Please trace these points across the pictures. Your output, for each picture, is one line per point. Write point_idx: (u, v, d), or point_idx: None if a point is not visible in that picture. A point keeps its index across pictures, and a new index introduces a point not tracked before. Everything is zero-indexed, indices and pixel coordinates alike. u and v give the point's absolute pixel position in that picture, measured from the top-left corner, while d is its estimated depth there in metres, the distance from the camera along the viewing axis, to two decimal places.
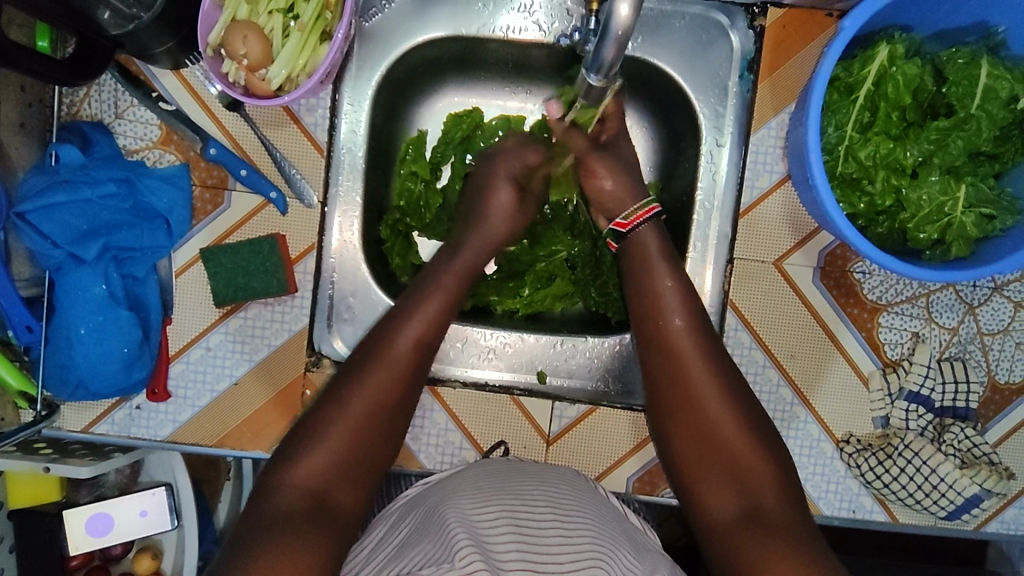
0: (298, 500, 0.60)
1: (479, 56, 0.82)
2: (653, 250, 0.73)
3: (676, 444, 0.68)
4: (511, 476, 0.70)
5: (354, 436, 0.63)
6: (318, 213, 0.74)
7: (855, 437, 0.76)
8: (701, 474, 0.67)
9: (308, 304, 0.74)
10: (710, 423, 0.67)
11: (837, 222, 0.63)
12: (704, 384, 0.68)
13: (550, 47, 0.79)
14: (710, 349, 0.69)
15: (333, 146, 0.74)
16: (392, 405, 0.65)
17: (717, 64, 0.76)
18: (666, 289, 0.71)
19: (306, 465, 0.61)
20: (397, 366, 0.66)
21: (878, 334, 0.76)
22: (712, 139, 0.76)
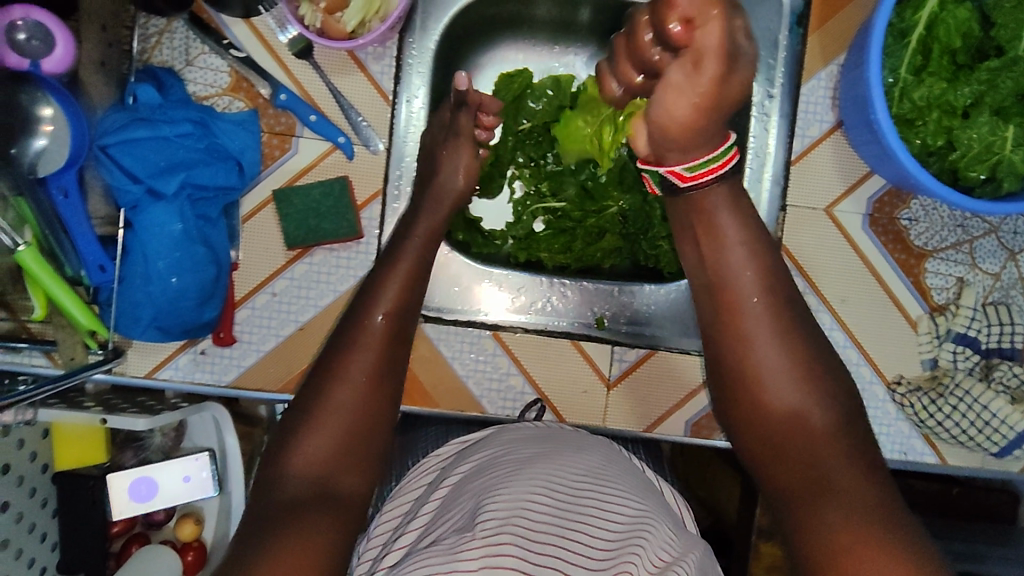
0: (307, 486, 0.59)
1: (531, 15, 0.86)
2: (723, 218, 0.69)
3: (735, 413, 0.68)
4: (551, 441, 0.65)
5: (352, 416, 0.62)
6: (383, 159, 0.75)
7: (906, 379, 0.79)
8: (753, 426, 0.66)
9: (374, 249, 0.74)
10: (760, 380, 0.66)
11: (891, 143, 0.68)
12: (757, 351, 0.66)
13: (604, 7, 0.83)
14: (782, 330, 0.67)
15: (397, 95, 0.76)
16: (381, 382, 0.64)
17: (767, 17, 0.79)
18: (733, 267, 0.69)
19: (310, 450, 0.60)
20: (372, 342, 0.65)
21: (925, 279, 0.79)
22: (763, 90, 0.79)
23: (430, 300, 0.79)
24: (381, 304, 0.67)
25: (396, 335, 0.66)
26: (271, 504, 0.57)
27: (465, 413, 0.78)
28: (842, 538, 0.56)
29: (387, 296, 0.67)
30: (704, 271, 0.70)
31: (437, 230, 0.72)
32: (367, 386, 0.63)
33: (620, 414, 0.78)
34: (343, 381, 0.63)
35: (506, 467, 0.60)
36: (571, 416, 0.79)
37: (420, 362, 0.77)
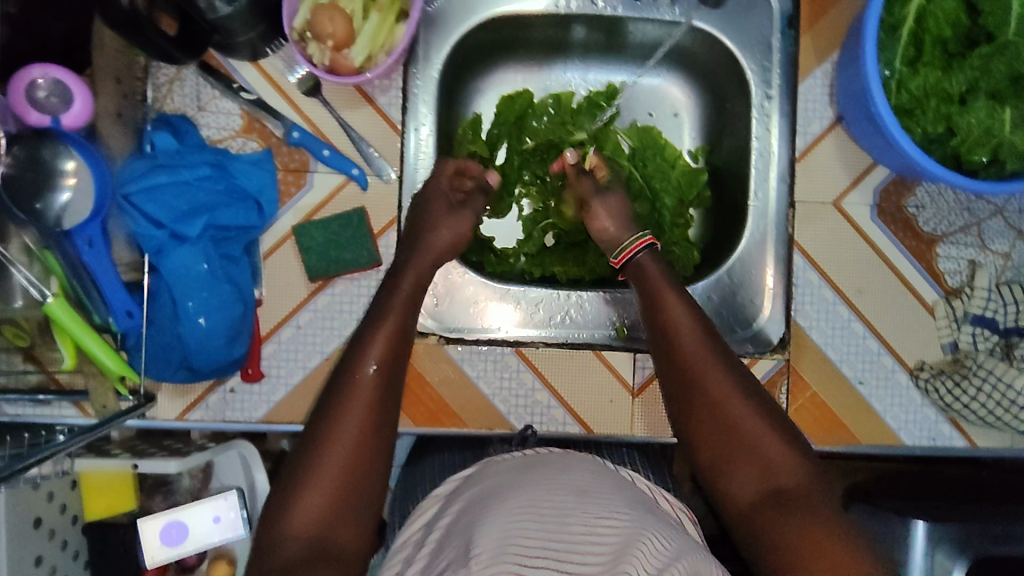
0: (302, 549, 0.55)
1: (528, 40, 0.89)
2: (653, 275, 0.74)
3: (705, 449, 0.65)
4: (533, 467, 0.65)
5: (344, 471, 0.58)
6: (396, 187, 0.77)
7: (928, 364, 0.79)
8: (723, 457, 0.63)
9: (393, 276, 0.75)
10: (718, 401, 0.65)
11: (894, 132, 0.70)
12: (710, 370, 0.66)
13: (599, 27, 0.87)
14: (728, 362, 0.67)
15: (405, 124, 0.78)
16: (375, 433, 0.61)
17: (757, 23, 0.82)
18: (670, 295, 0.72)
19: (301, 510, 0.57)
20: (364, 392, 0.62)
21: (938, 264, 0.80)
22: (761, 92, 0.82)
23: (451, 322, 0.80)
24: (371, 351, 0.64)
25: (389, 383, 0.63)
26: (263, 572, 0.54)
27: (495, 431, 0.78)
28: (813, 541, 0.56)
29: (374, 341, 0.64)
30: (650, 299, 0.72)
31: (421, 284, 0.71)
32: (361, 438, 0.60)
33: (649, 422, 0.79)
34: (333, 436, 0.59)
35: (512, 494, 0.60)
36: (600, 427, 0.79)
37: (448, 384, 0.78)
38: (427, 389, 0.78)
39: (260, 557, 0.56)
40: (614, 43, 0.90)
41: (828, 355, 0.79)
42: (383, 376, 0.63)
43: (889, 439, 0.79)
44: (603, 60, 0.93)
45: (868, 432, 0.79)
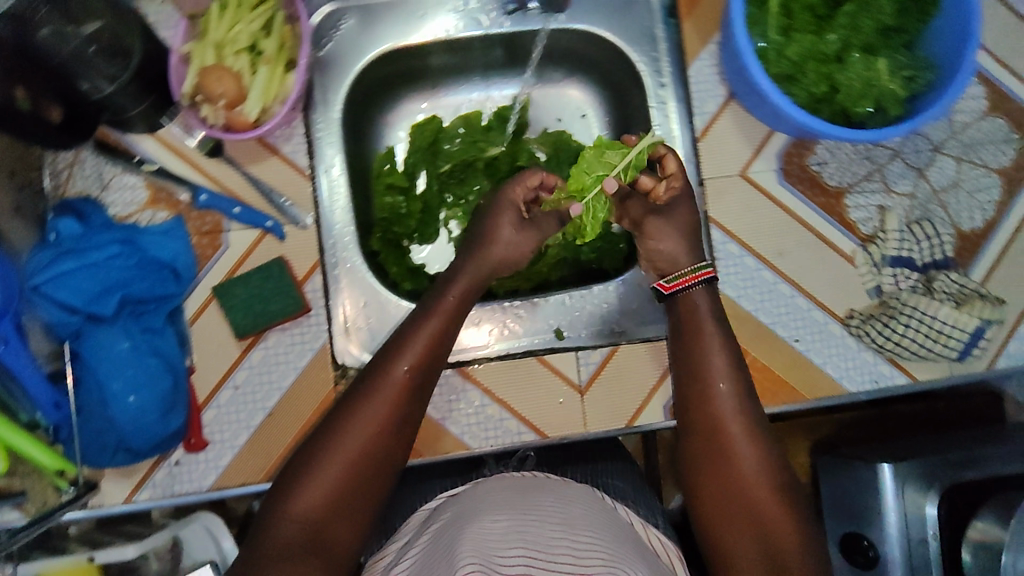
0: (302, 529, 0.60)
1: (427, 70, 0.91)
2: (705, 311, 0.75)
3: (713, 515, 0.69)
4: (529, 489, 0.69)
5: (355, 462, 0.63)
6: (313, 233, 0.77)
7: (857, 312, 0.81)
8: (727, 526, 0.68)
9: (324, 319, 0.76)
10: (737, 476, 0.69)
11: (765, 88, 0.72)
12: (739, 443, 0.70)
13: (492, 45, 0.89)
14: (758, 436, 0.70)
15: (314, 168, 0.79)
16: (396, 427, 0.65)
17: (639, 17, 0.85)
18: (715, 358, 0.73)
19: (309, 493, 0.61)
20: (391, 390, 0.66)
21: (849, 214, 0.82)
22: (654, 82, 0.85)
23: None
24: (407, 354, 0.68)
25: (416, 387, 0.67)
26: (259, 547, 0.59)
27: (452, 454, 0.78)
28: None
29: (408, 352, 0.68)
30: (682, 331, 0.76)
31: (472, 290, 0.75)
32: (378, 433, 0.64)
33: (600, 418, 0.80)
34: (349, 430, 0.64)
35: (502, 510, 0.63)
36: (554, 431, 0.79)
37: None
38: None
39: (259, 534, 0.60)
40: (510, 57, 0.92)
41: (761, 319, 0.81)
42: (410, 386, 0.67)
43: (833, 389, 0.81)
44: (503, 75, 0.95)
45: (811, 387, 0.81)
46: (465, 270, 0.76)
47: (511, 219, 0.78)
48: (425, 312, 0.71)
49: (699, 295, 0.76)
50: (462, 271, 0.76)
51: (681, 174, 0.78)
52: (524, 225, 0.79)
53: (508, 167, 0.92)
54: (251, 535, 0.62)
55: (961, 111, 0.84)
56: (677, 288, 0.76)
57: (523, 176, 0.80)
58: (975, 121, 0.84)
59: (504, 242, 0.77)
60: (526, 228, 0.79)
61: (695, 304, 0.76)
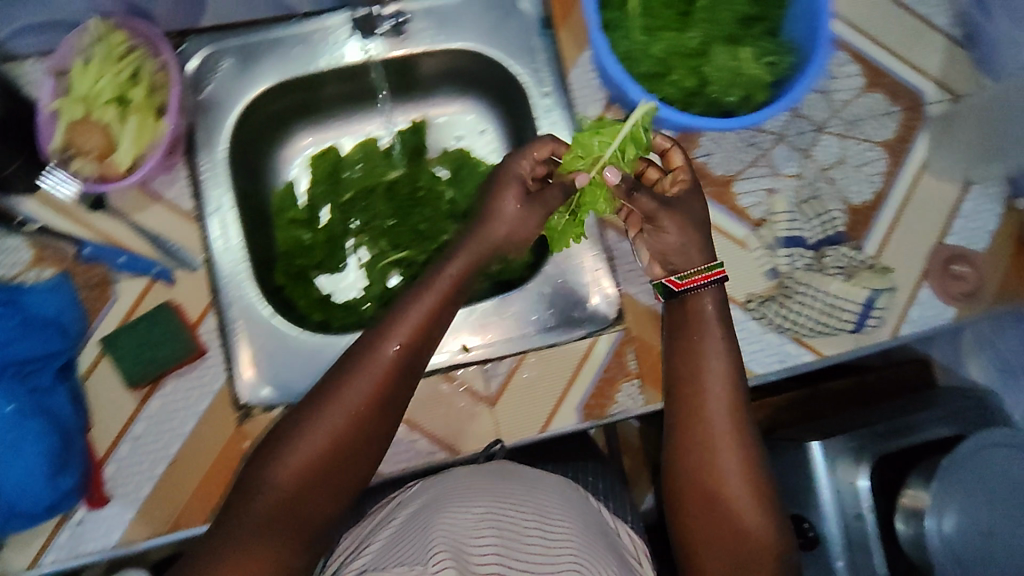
0: (275, 501, 0.59)
1: (320, 100, 0.91)
2: (712, 318, 0.73)
3: (693, 512, 0.70)
4: (506, 476, 0.71)
5: (338, 441, 0.61)
6: (203, 273, 0.78)
7: (755, 296, 0.82)
8: (701, 526, 0.69)
9: (221, 357, 0.77)
10: (723, 481, 0.69)
11: (630, 89, 0.72)
12: (728, 448, 0.69)
13: (386, 71, 0.89)
14: (745, 446, 0.70)
15: (201, 211, 0.79)
16: (381, 407, 0.63)
17: (515, 31, 0.85)
18: (714, 365, 0.71)
19: (287, 466, 0.60)
20: (378, 369, 0.63)
21: (740, 201, 0.83)
22: (537, 91, 0.85)
23: (293, 388, 0.78)
24: (398, 332, 0.64)
25: (407, 368, 0.64)
26: (233, 522, 0.58)
27: None
28: None
29: (396, 332, 0.64)
30: (682, 326, 0.74)
31: (472, 267, 0.69)
32: (361, 412, 0.62)
33: (512, 427, 0.80)
34: (331, 409, 0.61)
35: (476, 501, 0.65)
36: (465, 446, 0.80)
37: None
38: None
39: (235, 504, 0.59)
40: (406, 82, 0.93)
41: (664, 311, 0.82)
42: (396, 369, 0.63)
43: None
44: (401, 99, 0.95)
45: None
46: (463, 246, 0.70)
47: (515, 196, 0.71)
48: (421, 284, 0.67)
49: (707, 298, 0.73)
50: (463, 247, 0.70)
51: (689, 171, 0.74)
52: (529, 201, 0.71)
53: (408, 189, 0.92)
54: (228, 499, 0.61)
55: (840, 89, 0.85)
56: (687, 287, 0.73)
57: (535, 145, 0.73)
58: (856, 97, 0.85)
59: (508, 219, 0.71)
60: (531, 201, 0.72)
61: (701, 307, 0.73)
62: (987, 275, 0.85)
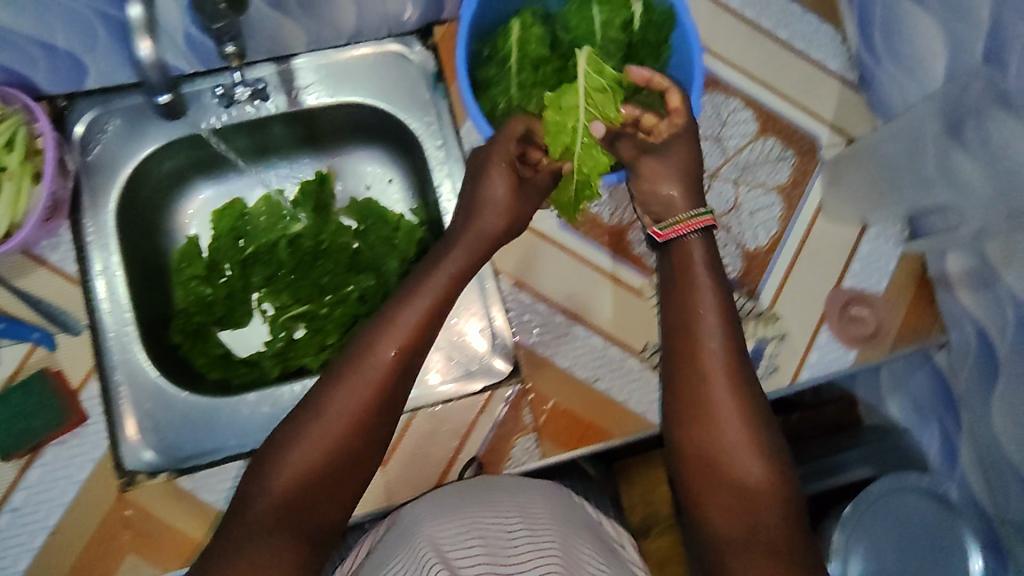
0: (280, 504, 0.62)
1: (224, 155, 0.90)
2: (700, 266, 0.73)
3: (694, 469, 0.69)
4: (483, 484, 0.73)
5: (335, 445, 0.64)
6: (87, 338, 0.78)
7: (652, 345, 0.81)
8: (706, 480, 0.68)
9: (103, 426, 0.77)
10: (724, 430, 0.68)
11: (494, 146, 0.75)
12: (725, 398, 0.69)
13: (289, 123, 0.88)
14: (743, 393, 0.69)
15: (86, 273, 0.79)
16: (376, 409, 0.67)
17: (405, 84, 0.85)
18: (707, 313, 0.71)
19: (290, 469, 0.63)
20: (372, 374, 0.67)
21: (634, 249, 0.83)
22: (430, 143, 0.85)
23: (179, 450, 0.79)
24: (391, 339, 0.68)
25: (401, 371, 0.68)
26: (237, 527, 0.61)
27: None
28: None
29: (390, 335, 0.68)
30: (678, 277, 0.74)
31: (467, 265, 0.74)
32: (360, 415, 0.66)
33: (403, 491, 0.78)
34: (327, 415, 0.65)
35: (459, 513, 0.68)
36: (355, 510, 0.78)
37: (184, 516, 0.76)
38: (163, 530, 0.76)
39: (240, 510, 0.63)
40: (313, 133, 0.92)
41: (560, 363, 0.81)
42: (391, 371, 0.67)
43: (637, 426, 0.80)
44: (310, 151, 0.94)
45: (613, 427, 0.80)
46: (454, 248, 0.74)
47: (504, 178, 0.74)
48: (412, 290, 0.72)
49: (697, 247, 0.74)
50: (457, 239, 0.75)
51: (684, 111, 0.72)
52: (518, 184, 0.75)
53: (311, 242, 0.91)
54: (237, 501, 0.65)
55: (731, 136, 0.85)
56: (681, 233, 0.74)
57: (507, 129, 0.72)
58: (747, 144, 0.85)
59: (496, 204, 0.74)
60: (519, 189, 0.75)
61: (689, 252, 0.74)
62: (885, 317, 0.84)
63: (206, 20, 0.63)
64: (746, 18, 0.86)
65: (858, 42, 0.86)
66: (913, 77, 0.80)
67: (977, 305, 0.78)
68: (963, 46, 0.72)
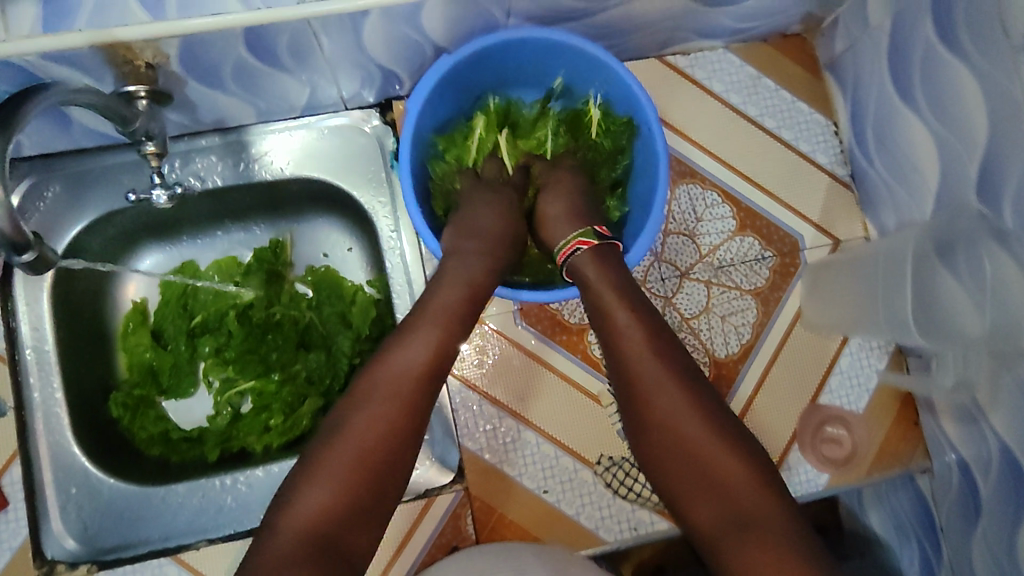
0: (310, 539, 0.51)
1: (176, 218, 0.85)
2: (591, 261, 0.65)
3: (667, 488, 0.57)
4: (481, 556, 0.66)
5: (359, 468, 0.55)
6: (11, 418, 0.75)
7: (607, 456, 0.77)
8: (681, 493, 0.56)
9: (24, 514, 0.74)
10: (677, 429, 0.57)
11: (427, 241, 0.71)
12: (660, 389, 0.58)
13: (247, 190, 0.83)
14: (682, 380, 0.59)
15: (16, 344, 0.76)
16: (405, 422, 0.57)
17: (363, 163, 0.82)
18: (610, 297, 0.63)
19: (315, 496, 0.53)
20: (393, 391, 0.58)
21: (593, 351, 0.78)
22: (388, 226, 0.83)
23: (103, 542, 0.75)
24: (412, 351, 0.60)
25: (429, 378, 0.60)
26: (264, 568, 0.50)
27: None
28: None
29: (418, 343, 0.61)
30: (578, 278, 0.66)
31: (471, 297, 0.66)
32: (389, 432, 0.56)
33: None
34: (349, 437, 0.56)
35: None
36: None
37: None
38: None
39: (259, 549, 0.52)
40: (272, 202, 0.87)
41: (507, 470, 0.76)
42: (422, 385, 0.59)
43: (585, 541, 0.76)
44: (268, 218, 0.89)
45: (560, 540, 0.75)
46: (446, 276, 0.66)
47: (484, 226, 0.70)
48: (423, 304, 0.64)
49: (585, 263, 0.65)
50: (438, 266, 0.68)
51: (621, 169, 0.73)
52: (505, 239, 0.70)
53: (262, 313, 0.85)
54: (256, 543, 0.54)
55: (706, 233, 0.80)
56: (565, 259, 0.67)
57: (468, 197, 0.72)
58: (723, 242, 0.80)
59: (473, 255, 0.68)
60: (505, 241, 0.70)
61: (580, 263, 0.66)
62: (861, 441, 0.78)
63: (123, 125, 0.64)
64: (731, 103, 0.82)
65: (851, 137, 0.81)
66: (902, 183, 0.73)
67: (961, 439, 0.70)
68: (952, 159, 0.65)
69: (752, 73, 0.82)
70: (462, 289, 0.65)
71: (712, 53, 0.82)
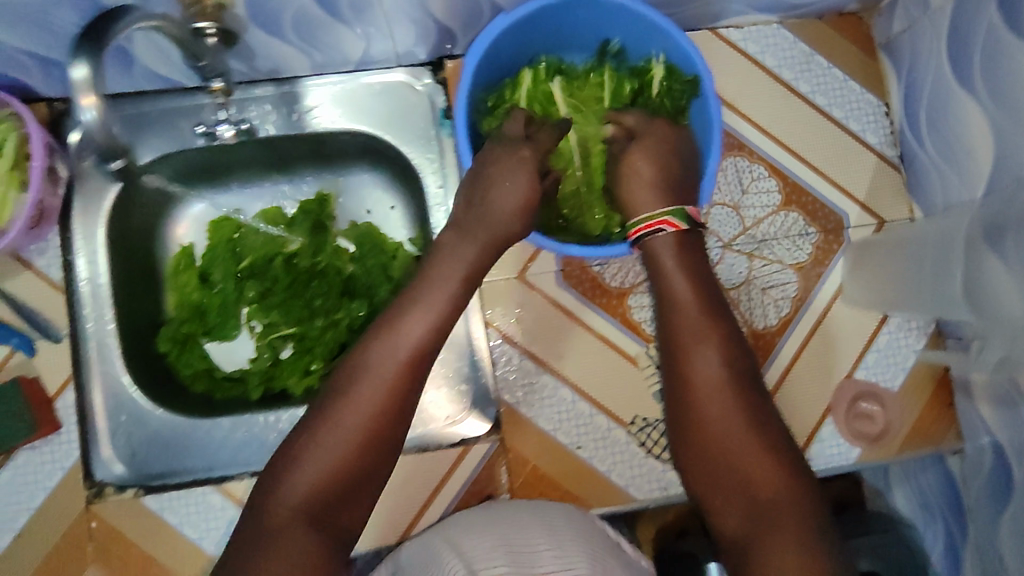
0: (296, 515, 0.55)
1: (226, 164, 0.87)
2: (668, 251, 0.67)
3: (701, 477, 0.62)
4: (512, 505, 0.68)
5: (347, 452, 0.57)
6: (66, 346, 0.80)
7: (641, 417, 0.78)
8: (712, 485, 0.61)
9: (76, 436, 0.79)
10: (720, 427, 0.61)
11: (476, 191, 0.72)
12: (711, 389, 0.62)
13: (298, 139, 0.85)
14: (731, 382, 0.62)
15: (71, 277, 0.80)
16: (391, 406, 0.59)
17: (412, 120, 0.84)
18: (681, 289, 0.66)
19: (301, 477, 0.56)
20: (380, 377, 0.60)
21: (632, 315, 0.80)
22: (434, 183, 0.84)
23: (149, 468, 0.78)
24: (401, 335, 0.61)
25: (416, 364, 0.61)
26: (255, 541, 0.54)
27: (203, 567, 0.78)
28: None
29: (417, 317, 0.63)
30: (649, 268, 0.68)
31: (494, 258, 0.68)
32: (376, 415, 0.59)
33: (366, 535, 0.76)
34: (336, 422, 0.58)
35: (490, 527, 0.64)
36: None
37: (145, 534, 0.78)
38: (125, 545, 0.78)
39: (251, 518, 0.56)
40: (322, 154, 0.89)
41: (541, 425, 0.78)
42: (410, 368, 0.61)
43: (613, 498, 0.77)
44: (315, 169, 0.91)
45: (590, 496, 0.77)
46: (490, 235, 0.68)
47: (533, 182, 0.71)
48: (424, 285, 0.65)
49: (665, 247, 0.67)
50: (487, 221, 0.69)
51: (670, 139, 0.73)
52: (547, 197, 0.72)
53: (308, 260, 0.86)
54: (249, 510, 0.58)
55: (751, 206, 0.81)
56: (638, 237, 0.68)
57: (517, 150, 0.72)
58: (768, 215, 0.81)
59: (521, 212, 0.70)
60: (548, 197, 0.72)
61: (657, 250, 0.67)
62: (893, 419, 0.79)
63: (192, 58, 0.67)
64: (782, 79, 0.82)
65: (904, 119, 0.81)
66: (954, 165, 0.73)
67: (996, 420, 0.70)
68: (1007, 141, 0.65)
69: (806, 50, 0.82)
70: (467, 264, 0.66)
71: (766, 28, 0.82)
